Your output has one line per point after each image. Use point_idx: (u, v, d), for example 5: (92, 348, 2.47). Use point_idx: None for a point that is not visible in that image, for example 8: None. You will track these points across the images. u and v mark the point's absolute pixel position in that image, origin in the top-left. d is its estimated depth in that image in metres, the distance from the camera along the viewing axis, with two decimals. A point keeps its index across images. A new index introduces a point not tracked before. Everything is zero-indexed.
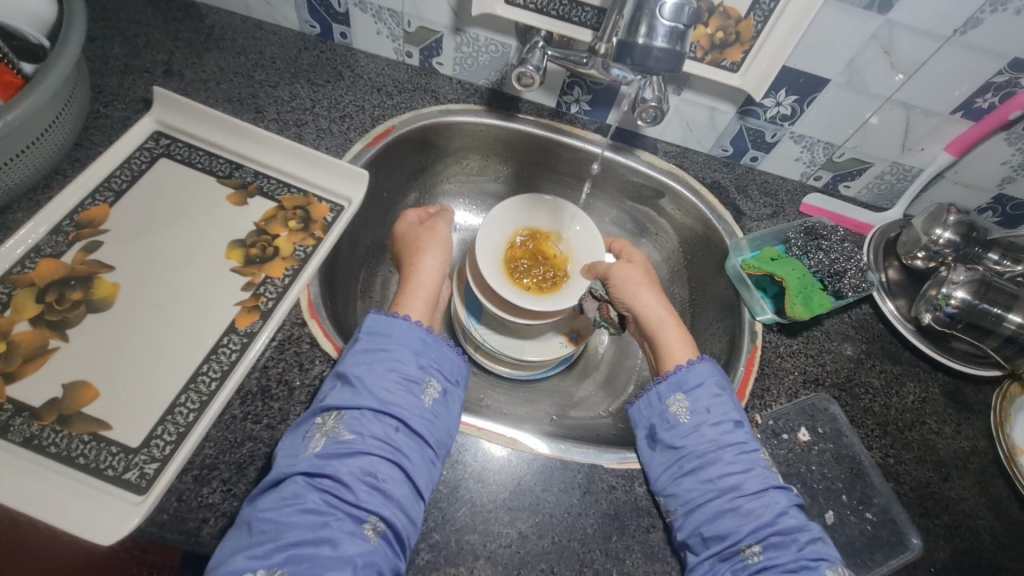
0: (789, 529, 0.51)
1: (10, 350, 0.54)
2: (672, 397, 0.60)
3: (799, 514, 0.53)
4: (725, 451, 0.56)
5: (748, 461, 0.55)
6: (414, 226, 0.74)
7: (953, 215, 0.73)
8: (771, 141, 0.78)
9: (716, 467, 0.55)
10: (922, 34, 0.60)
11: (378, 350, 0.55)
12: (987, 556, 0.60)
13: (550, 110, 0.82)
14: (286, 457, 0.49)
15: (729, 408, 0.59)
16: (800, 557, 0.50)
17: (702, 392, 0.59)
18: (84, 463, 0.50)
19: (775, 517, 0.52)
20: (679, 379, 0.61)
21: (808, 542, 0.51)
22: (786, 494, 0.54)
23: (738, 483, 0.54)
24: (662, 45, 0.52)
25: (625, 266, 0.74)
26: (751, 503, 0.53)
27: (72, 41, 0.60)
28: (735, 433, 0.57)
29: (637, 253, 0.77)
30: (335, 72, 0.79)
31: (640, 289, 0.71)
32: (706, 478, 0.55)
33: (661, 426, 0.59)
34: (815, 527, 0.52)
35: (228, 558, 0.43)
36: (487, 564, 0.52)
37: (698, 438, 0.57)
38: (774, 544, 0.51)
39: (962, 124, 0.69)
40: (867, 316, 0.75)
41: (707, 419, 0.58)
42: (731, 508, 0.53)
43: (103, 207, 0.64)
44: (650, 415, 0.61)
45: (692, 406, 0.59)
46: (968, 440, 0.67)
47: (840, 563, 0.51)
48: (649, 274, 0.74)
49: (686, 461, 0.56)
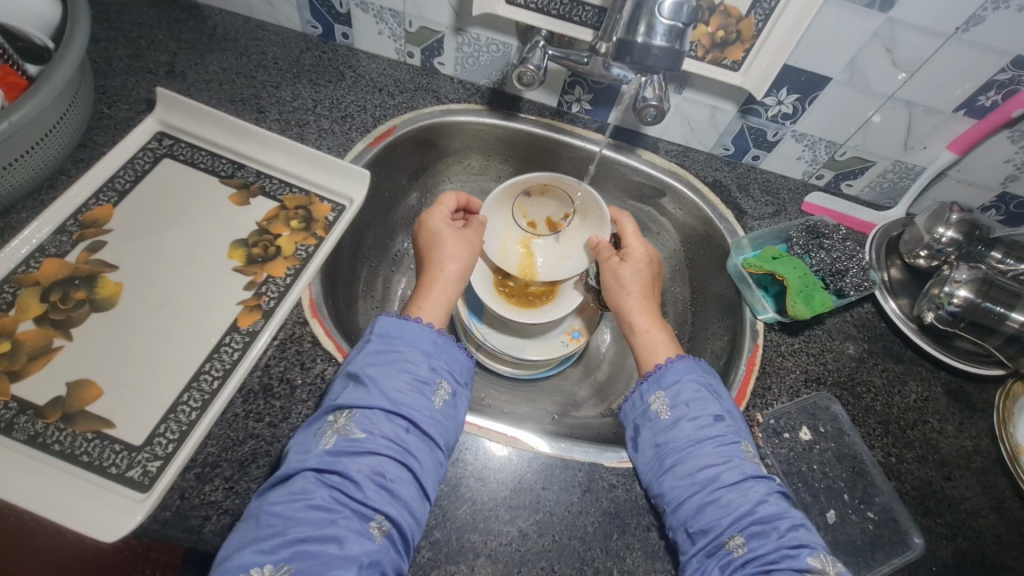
0: (769, 517, 0.51)
1: (14, 349, 0.54)
2: (653, 395, 0.60)
3: (780, 501, 0.53)
4: (703, 444, 0.55)
5: (725, 453, 0.55)
6: (445, 223, 0.71)
7: (955, 214, 0.72)
8: (772, 140, 0.77)
9: (691, 462, 0.55)
10: (924, 32, 0.60)
11: (389, 350, 0.55)
12: (990, 556, 0.60)
13: (551, 109, 0.82)
14: (298, 453, 0.49)
15: (708, 403, 0.58)
16: (780, 546, 0.49)
17: (682, 389, 0.59)
18: (87, 462, 0.50)
19: (753, 506, 0.52)
20: (657, 377, 0.61)
21: (788, 529, 0.50)
22: (765, 483, 0.54)
23: (716, 474, 0.53)
24: (661, 44, 0.52)
25: (613, 266, 0.71)
26: (730, 494, 0.53)
27: (76, 42, 0.60)
28: (714, 427, 0.57)
29: (637, 246, 0.73)
30: (337, 72, 0.79)
31: (621, 294, 0.70)
32: (686, 473, 0.54)
33: (643, 426, 0.59)
34: (796, 514, 0.52)
35: (235, 552, 0.44)
36: (487, 562, 0.52)
37: (677, 433, 0.57)
38: (754, 533, 0.50)
39: (965, 122, 0.68)
40: (869, 315, 0.74)
41: (686, 414, 0.58)
42: (711, 501, 0.52)
43: (106, 207, 0.65)
44: (634, 416, 0.60)
45: (671, 402, 0.59)
46: (971, 439, 0.67)
47: (823, 549, 0.50)
48: (643, 276, 0.71)
49: (666, 457, 0.56)
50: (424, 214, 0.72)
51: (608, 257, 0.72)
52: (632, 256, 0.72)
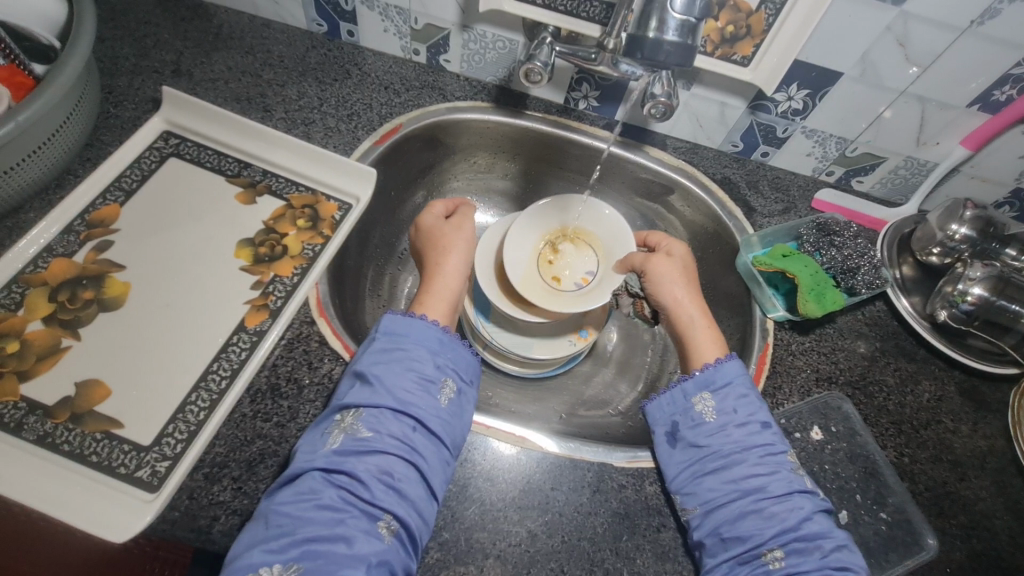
0: (812, 535, 0.50)
1: (23, 349, 0.55)
2: (699, 395, 0.59)
3: (825, 520, 0.52)
4: (750, 452, 0.55)
5: (774, 464, 0.54)
6: (439, 220, 0.71)
7: (970, 210, 0.71)
8: (782, 136, 0.77)
9: (739, 469, 0.54)
10: (938, 26, 0.59)
11: (395, 349, 0.55)
12: (1004, 557, 0.59)
13: (558, 106, 0.81)
14: (305, 452, 0.49)
15: (757, 410, 0.57)
16: (823, 565, 0.48)
17: (730, 392, 0.58)
18: (96, 461, 0.50)
19: (798, 523, 0.51)
20: (706, 378, 0.59)
21: (833, 549, 0.49)
22: (812, 500, 0.53)
23: (762, 485, 0.53)
24: (672, 39, 0.51)
25: (660, 264, 0.69)
26: (775, 506, 0.52)
27: (83, 39, 0.60)
28: (762, 435, 0.56)
29: (677, 244, 0.72)
30: (342, 70, 0.79)
31: (675, 287, 0.68)
32: (730, 478, 0.53)
33: (684, 424, 0.58)
34: (841, 534, 0.51)
35: (245, 551, 0.43)
36: (497, 563, 0.52)
37: (723, 438, 0.56)
38: (796, 550, 0.50)
39: (979, 117, 0.67)
40: (880, 313, 0.74)
41: (734, 419, 0.56)
42: (753, 510, 0.52)
43: (113, 207, 0.64)
44: (674, 412, 0.59)
45: (719, 405, 0.58)
46: (985, 439, 0.66)
47: (864, 573, 0.49)
48: (688, 271, 0.70)
49: (709, 461, 0.55)
50: (416, 219, 0.72)
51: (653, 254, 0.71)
52: (674, 252, 0.71)
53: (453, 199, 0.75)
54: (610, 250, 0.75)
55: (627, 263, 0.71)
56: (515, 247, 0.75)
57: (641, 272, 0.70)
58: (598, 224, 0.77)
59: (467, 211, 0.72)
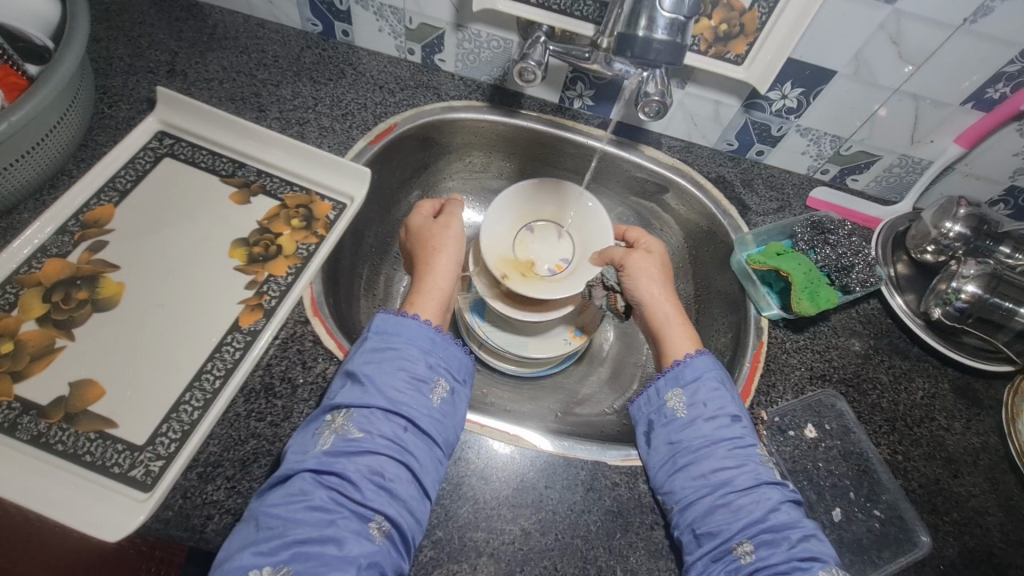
0: (780, 526, 0.50)
1: (17, 349, 0.55)
2: (670, 392, 0.59)
3: (793, 511, 0.52)
4: (718, 446, 0.55)
5: (741, 457, 0.54)
6: (428, 220, 0.71)
7: (963, 208, 0.71)
8: (776, 134, 0.77)
9: (707, 463, 0.54)
10: (930, 24, 0.59)
11: (386, 349, 0.55)
12: (998, 554, 0.59)
13: (553, 105, 0.81)
14: (296, 453, 0.49)
15: (726, 403, 0.58)
16: (791, 557, 0.48)
17: (700, 387, 0.58)
18: (90, 461, 0.50)
19: (765, 514, 0.51)
20: (676, 374, 0.60)
21: (801, 540, 0.50)
22: (780, 490, 0.53)
23: (729, 478, 0.53)
24: (662, 37, 0.51)
25: (635, 260, 0.69)
26: (742, 499, 0.52)
27: (76, 40, 0.60)
28: (731, 428, 0.56)
29: (655, 242, 0.73)
30: (337, 70, 0.79)
31: (653, 283, 0.68)
32: (699, 473, 0.54)
33: (657, 422, 0.59)
34: (809, 524, 0.51)
35: (235, 553, 0.44)
36: (490, 561, 0.52)
37: (693, 433, 0.56)
38: (764, 542, 0.50)
39: (972, 115, 0.68)
40: (874, 311, 0.74)
41: (702, 414, 0.57)
42: (721, 504, 0.52)
43: (108, 207, 0.65)
44: (648, 411, 0.60)
45: (688, 400, 0.58)
46: (978, 436, 0.66)
47: (834, 563, 0.49)
48: (666, 269, 0.71)
49: (680, 456, 0.56)
50: (405, 220, 0.73)
51: (631, 251, 0.71)
52: (652, 249, 0.72)
53: (440, 199, 0.75)
54: (585, 236, 0.75)
55: (605, 256, 0.70)
56: (494, 231, 0.74)
57: (620, 270, 0.70)
58: (581, 218, 0.76)
59: (455, 206, 0.72)
